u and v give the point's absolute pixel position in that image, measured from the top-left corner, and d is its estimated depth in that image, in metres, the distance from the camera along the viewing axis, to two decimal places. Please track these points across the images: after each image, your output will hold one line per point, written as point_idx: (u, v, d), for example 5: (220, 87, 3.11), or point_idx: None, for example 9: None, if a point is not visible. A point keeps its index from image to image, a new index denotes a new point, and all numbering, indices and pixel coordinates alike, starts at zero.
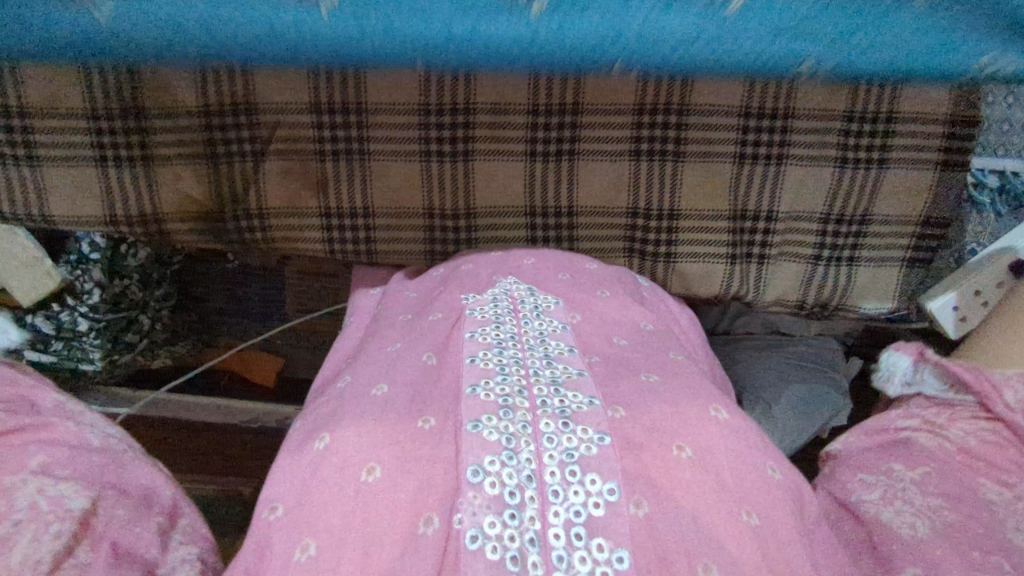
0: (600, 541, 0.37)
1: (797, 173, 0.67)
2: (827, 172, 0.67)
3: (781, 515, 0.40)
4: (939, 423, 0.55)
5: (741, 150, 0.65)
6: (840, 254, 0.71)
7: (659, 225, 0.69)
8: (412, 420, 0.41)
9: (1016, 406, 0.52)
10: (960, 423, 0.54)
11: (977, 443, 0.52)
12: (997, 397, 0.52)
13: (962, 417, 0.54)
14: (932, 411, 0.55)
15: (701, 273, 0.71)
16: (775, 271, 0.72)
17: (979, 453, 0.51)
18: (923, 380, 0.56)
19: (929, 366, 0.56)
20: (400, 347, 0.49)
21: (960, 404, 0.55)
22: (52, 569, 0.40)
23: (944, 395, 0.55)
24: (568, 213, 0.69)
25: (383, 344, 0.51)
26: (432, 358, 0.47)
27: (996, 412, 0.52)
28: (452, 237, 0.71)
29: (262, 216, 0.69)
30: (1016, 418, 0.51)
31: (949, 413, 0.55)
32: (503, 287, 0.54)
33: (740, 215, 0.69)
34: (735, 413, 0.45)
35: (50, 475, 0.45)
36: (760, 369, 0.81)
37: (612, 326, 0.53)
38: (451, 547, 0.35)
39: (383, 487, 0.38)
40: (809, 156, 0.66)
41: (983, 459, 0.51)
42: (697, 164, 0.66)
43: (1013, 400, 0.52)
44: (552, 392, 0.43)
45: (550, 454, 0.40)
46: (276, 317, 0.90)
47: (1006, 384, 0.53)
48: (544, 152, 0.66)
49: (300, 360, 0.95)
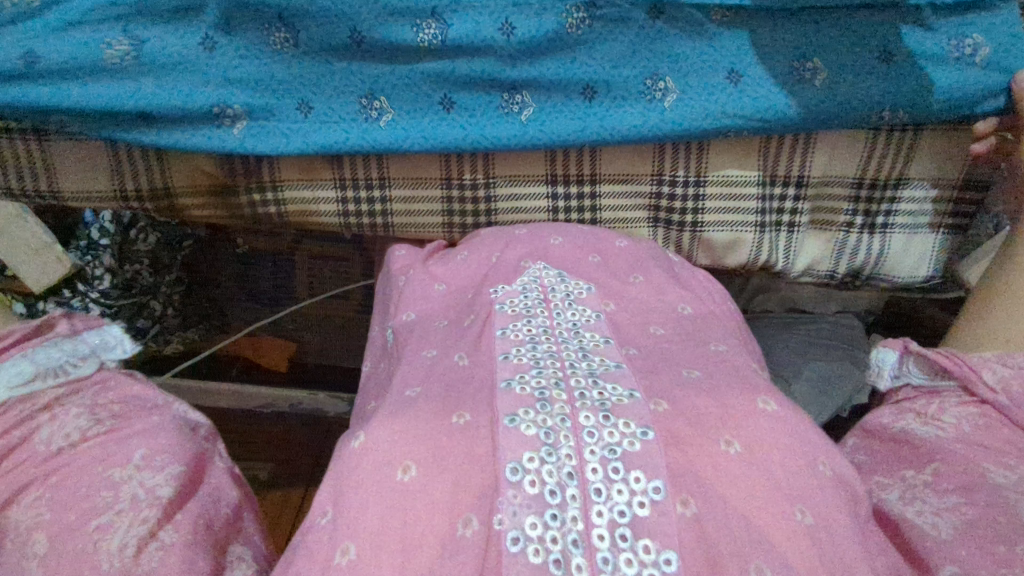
0: (646, 542, 0.35)
1: (828, 143, 0.63)
2: (861, 139, 0.63)
3: (836, 512, 0.38)
4: (929, 412, 0.49)
5: (768, 140, 0.63)
6: (874, 222, 0.66)
7: (686, 192, 0.65)
8: (445, 415, 0.39)
9: (998, 385, 0.47)
10: (952, 410, 0.48)
11: (973, 428, 0.46)
12: (976, 379, 0.48)
13: (951, 403, 0.49)
14: (922, 401, 0.51)
15: (728, 242, 0.67)
16: (804, 241, 0.68)
17: (971, 437, 0.46)
18: (909, 372, 0.53)
19: (913, 357, 0.53)
20: (434, 351, 0.47)
21: (946, 390, 0.50)
22: (137, 553, 0.40)
23: (931, 385, 0.51)
24: (591, 179, 0.66)
25: (419, 349, 0.48)
26: (464, 357, 0.45)
27: (979, 395, 0.48)
28: (470, 208, 0.68)
29: (275, 189, 0.66)
30: (998, 398, 0.47)
31: (937, 402, 0.50)
32: (532, 274, 0.52)
33: (770, 181, 0.65)
34: (783, 404, 0.42)
35: (152, 467, 0.46)
36: (789, 353, 0.77)
37: (648, 315, 0.51)
38: (491, 549, 0.34)
39: (416, 487, 0.35)
40: (840, 138, 0.63)
41: (977, 442, 0.45)
42: (726, 149, 0.64)
43: (992, 381, 0.48)
44: (590, 384, 0.42)
45: (592, 449, 0.38)
46: (285, 300, 0.88)
47: (985, 364, 0.49)
48: (565, 172, 0.66)
49: (312, 342, 0.93)
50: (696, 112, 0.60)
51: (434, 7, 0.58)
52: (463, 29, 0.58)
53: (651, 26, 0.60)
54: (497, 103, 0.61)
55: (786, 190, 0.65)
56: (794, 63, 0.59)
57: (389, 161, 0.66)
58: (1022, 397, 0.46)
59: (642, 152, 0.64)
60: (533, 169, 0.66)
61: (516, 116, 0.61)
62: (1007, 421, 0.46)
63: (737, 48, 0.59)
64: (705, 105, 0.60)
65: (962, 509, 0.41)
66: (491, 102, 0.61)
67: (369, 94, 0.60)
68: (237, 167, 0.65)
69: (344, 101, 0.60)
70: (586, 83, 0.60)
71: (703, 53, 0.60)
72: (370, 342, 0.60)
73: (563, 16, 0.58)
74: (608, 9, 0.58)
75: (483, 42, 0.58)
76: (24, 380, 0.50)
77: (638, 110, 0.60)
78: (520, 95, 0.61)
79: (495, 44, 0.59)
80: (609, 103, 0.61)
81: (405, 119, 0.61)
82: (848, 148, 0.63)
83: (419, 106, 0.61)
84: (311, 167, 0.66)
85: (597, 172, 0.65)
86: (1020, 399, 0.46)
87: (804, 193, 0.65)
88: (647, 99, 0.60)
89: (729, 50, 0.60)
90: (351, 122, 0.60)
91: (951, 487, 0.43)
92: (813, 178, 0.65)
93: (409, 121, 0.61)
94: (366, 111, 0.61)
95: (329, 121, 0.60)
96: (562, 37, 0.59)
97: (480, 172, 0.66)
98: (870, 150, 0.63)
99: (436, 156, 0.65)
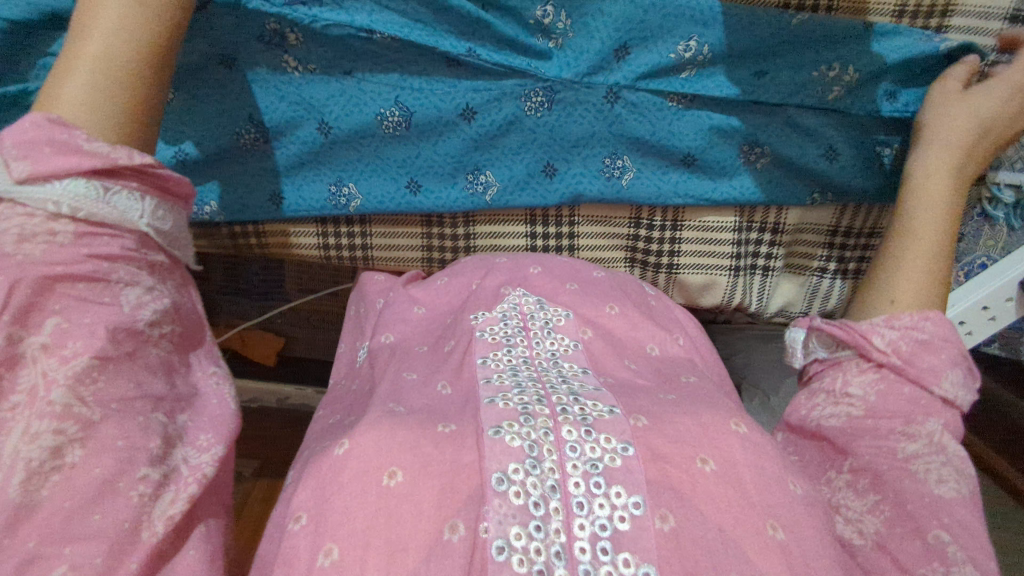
0: (626, 555, 0.36)
1: (797, 214, 0.67)
2: (829, 212, 0.67)
3: (807, 527, 0.38)
4: (837, 389, 0.51)
5: (742, 225, 0.68)
6: (847, 267, 0.70)
7: (661, 235, 0.69)
8: (432, 425, 0.40)
9: (888, 348, 0.50)
10: (855, 381, 0.50)
11: (878, 395, 0.48)
12: (868, 345, 0.50)
13: (852, 375, 0.50)
14: (829, 380, 0.52)
15: (702, 284, 0.71)
16: (779, 283, 0.72)
17: (878, 407, 0.48)
18: (814, 349, 0.55)
19: (818, 334, 0.54)
20: (417, 378, 0.47)
21: (846, 361, 0.52)
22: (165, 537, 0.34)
23: (835, 356, 0.53)
24: (569, 220, 0.69)
25: (401, 372, 0.49)
26: (447, 388, 0.45)
27: (874, 361, 0.50)
28: (449, 245, 0.71)
29: (257, 227, 0.68)
30: (891, 360, 0.49)
31: (840, 376, 0.51)
32: (511, 301, 0.53)
33: (747, 226, 0.68)
34: (753, 427, 0.44)
35: (191, 445, 0.39)
36: (760, 368, 0.78)
37: (623, 349, 0.53)
38: (476, 556, 0.34)
39: (404, 493, 0.36)
40: (807, 221, 0.68)
41: (886, 413, 0.47)
42: (705, 209, 0.67)
43: (882, 344, 0.50)
44: (572, 401, 0.43)
45: (574, 464, 0.39)
46: (275, 295, 0.82)
47: (874, 330, 0.51)
48: (544, 235, 0.70)
49: (301, 338, 0.87)
50: (651, 192, 0.65)
51: (397, 96, 0.61)
52: (426, 114, 0.62)
53: (609, 106, 0.61)
54: (461, 185, 0.65)
55: (760, 235, 0.69)
56: (745, 145, 0.63)
57: (373, 227, 0.69)
58: (913, 355, 0.49)
59: (617, 220, 0.69)
60: (512, 212, 0.68)
61: (480, 195, 0.65)
62: (908, 381, 0.48)
63: (703, 126, 0.62)
64: (666, 184, 0.65)
65: (882, 509, 0.44)
66: (456, 184, 0.65)
67: (339, 181, 0.65)
68: (227, 243, 0.70)
69: (315, 188, 0.65)
70: (547, 160, 0.64)
71: (663, 137, 0.62)
72: (337, 362, 0.63)
73: (522, 102, 0.61)
74: (564, 91, 0.61)
75: (446, 126, 0.62)
76: (141, 204, 0.41)
77: (607, 187, 0.65)
78: (484, 175, 0.65)
79: (457, 128, 0.63)
80: (569, 176, 0.65)
81: (381, 195, 0.65)
82: (815, 229, 0.68)
83: (386, 189, 0.65)
84: (299, 222, 0.68)
85: (575, 217, 0.69)
86: (911, 357, 0.49)
87: (779, 239, 0.69)
88: (606, 177, 0.65)
89: (690, 127, 0.62)
90: (322, 210, 0.65)
91: (867, 484, 0.45)
92: (789, 223, 0.68)
93: (378, 205, 0.65)
94: (336, 197, 0.65)
95: (316, 194, 0.65)
96: (522, 119, 0.62)
97: (459, 216, 0.68)
98: (838, 221, 0.68)
99: (419, 225, 0.69)
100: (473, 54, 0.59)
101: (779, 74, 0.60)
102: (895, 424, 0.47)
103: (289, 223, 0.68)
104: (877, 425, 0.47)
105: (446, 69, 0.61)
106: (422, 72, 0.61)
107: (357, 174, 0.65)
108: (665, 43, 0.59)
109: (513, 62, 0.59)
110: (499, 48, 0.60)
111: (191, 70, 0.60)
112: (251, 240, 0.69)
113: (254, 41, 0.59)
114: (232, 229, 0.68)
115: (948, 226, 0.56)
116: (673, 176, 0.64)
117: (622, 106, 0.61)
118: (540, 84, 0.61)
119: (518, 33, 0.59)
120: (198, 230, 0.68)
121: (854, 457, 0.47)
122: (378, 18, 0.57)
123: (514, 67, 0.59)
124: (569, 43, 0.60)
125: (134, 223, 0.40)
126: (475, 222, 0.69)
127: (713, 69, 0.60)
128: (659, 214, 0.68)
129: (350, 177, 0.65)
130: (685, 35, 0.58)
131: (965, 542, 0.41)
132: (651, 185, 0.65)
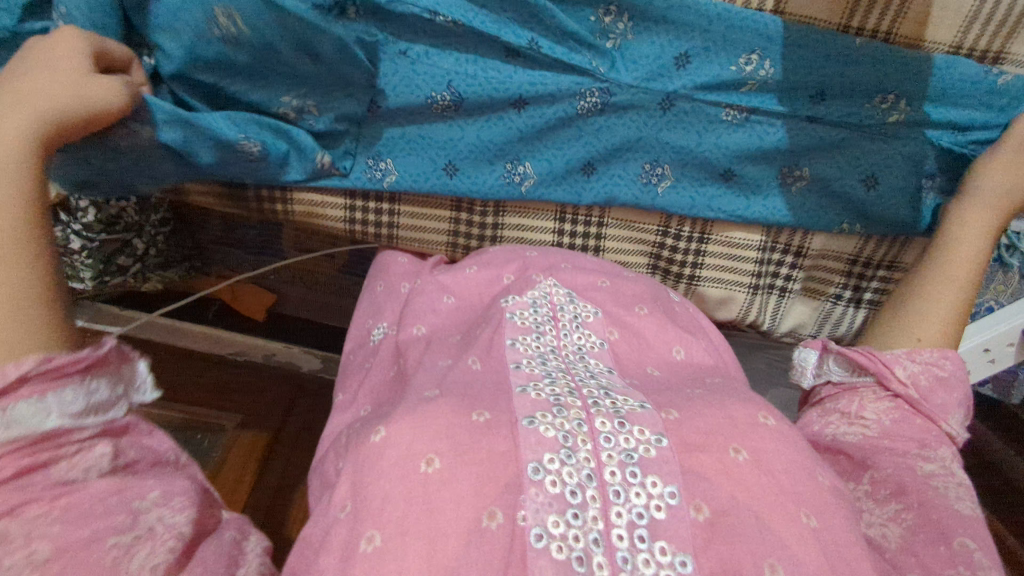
0: (663, 543, 0.36)
1: (822, 240, 0.67)
2: (853, 242, 0.67)
3: (838, 517, 0.38)
4: (852, 410, 0.52)
5: (768, 246, 0.68)
6: (862, 297, 0.71)
7: (686, 247, 0.69)
8: (466, 413, 0.40)
9: (908, 380, 0.52)
10: (870, 406, 0.52)
11: (892, 421, 0.50)
12: (890, 374, 0.52)
13: (868, 399, 0.52)
14: (844, 400, 0.53)
15: (722, 297, 0.72)
16: (794, 304, 0.73)
17: (893, 432, 0.50)
18: (829, 370, 0.55)
19: (833, 355, 0.55)
20: (450, 363, 0.48)
21: (862, 386, 0.53)
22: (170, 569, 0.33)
23: (849, 381, 0.54)
24: (598, 220, 0.69)
25: (436, 360, 0.50)
26: (477, 363, 0.46)
27: (892, 390, 0.52)
28: (476, 233, 0.71)
29: (285, 199, 0.68)
30: (910, 392, 0.51)
31: (856, 399, 0.52)
32: (542, 290, 0.53)
33: (771, 246, 0.68)
34: (780, 420, 0.44)
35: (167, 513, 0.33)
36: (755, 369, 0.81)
37: (649, 350, 0.53)
38: (517, 544, 0.35)
39: (443, 479, 0.36)
40: (830, 248, 0.68)
41: (900, 436, 0.49)
42: (730, 225, 0.67)
43: (904, 375, 0.52)
44: (603, 395, 0.43)
45: (609, 454, 0.39)
46: (268, 252, 0.78)
47: (897, 360, 0.52)
48: (570, 232, 0.70)
49: (291, 296, 0.85)
50: (685, 202, 0.65)
51: (450, 79, 0.61)
52: (478, 100, 0.61)
53: (661, 114, 0.62)
54: (499, 173, 0.65)
55: (784, 256, 0.69)
56: (784, 167, 0.63)
57: (403, 208, 0.70)
58: (928, 390, 0.51)
59: (645, 230, 0.69)
60: (540, 206, 0.69)
61: (517, 186, 0.65)
62: (918, 414, 0.51)
63: (753, 139, 0.62)
64: (700, 197, 0.65)
65: (903, 517, 0.44)
66: (494, 171, 0.65)
67: (376, 156, 0.65)
68: (250, 206, 0.69)
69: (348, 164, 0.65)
70: (588, 159, 0.64)
71: (708, 149, 0.62)
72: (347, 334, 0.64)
73: (576, 100, 0.61)
74: (620, 95, 0.61)
75: (495, 114, 0.63)
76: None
77: (643, 194, 0.65)
78: (522, 166, 0.65)
79: (506, 117, 0.63)
80: (607, 177, 0.65)
81: (416, 180, 0.65)
82: (836, 257, 0.68)
83: (422, 170, 0.65)
84: (326, 194, 0.67)
85: (604, 219, 0.69)
86: (927, 392, 0.51)
87: (801, 261, 0.69)
88: (643, 183, 0.65)
89: (738, 143, 0.62)
90: (358, 181, 0.66)
91: (887, 494, 0.46)
92: (813, 247, 0.68)
93: (411, 181, 0.65)
94: (372, 171, 0.65)
95: (354, 173, 0.65)
96: (574, 118, 0.62)
97: (489, 205, 0.69)
98: (861, 250, 0.68)
99: (447, 210, 0.70)
100: (534, 46, 0.59)
101: (835, 99, 0.60)
102: (910, 446, 0.49)
103: (316, 194, 0.67)
104: (892, 445, 0.49)
105: (504, 58, 0.61)
106: (477, 58, 0.61)
107: (393, 154, 0.65)
108: (730, 55, 0.58)
109: (573, 57, 0.59)
110: (560, 40, 0.59)
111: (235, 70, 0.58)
112: (274, 205, 0.69)
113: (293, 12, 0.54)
114: (255, 194, 0.68)
115: (971, 280, 0.59)
116: (709, 189, 0.65)
117: (673, 115, 0.61)
118: (598, 84, 0.60)
119: (578, 26, 0.58)
120: (221, 189, 0.68)
121: (872, 469, 0.48)
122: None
123: (573, 64, 0.59)
124: (626, 45, 0.59)
125: (47, 425, 0.36)
126: (504, 212, 0.69)
127: (767, 91, 0.60)
128: (686, 228, 0.68)
129: (390, 157, 0.65)
130: (750, 48, 0.58)
131: (986, 551, 0.41)
132: (686, 198, 0.65)
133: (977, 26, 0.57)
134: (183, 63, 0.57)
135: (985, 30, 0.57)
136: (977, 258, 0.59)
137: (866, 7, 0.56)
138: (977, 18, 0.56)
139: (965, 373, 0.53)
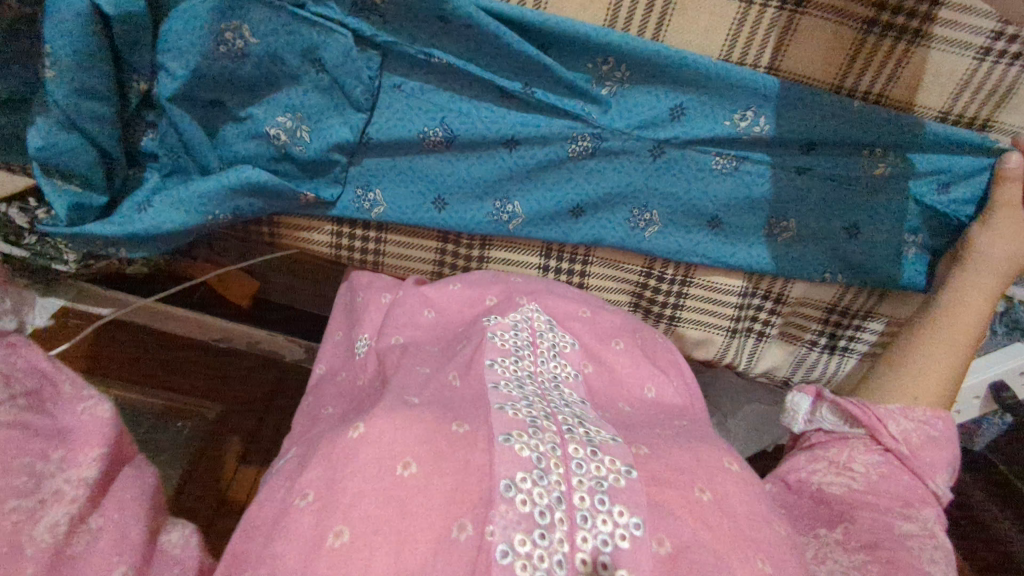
0: (623, 573, 0.36)
1: (801, 289, 0.70)
2: (830, 291, 0.70)
3: (791, 568, 0.40)
4: (840, 461, 0.56)
5: (749, 291, 0.71)
6: (836, 344, 0.73)
7: (669, 288, 0.71)
8: (446, 423, 0.41)
9: (900, 436, 0.55)
10: (859, 458, 0.55)
11: (878, 476, 0.53)
12: (881, 428, 0.55)
13: (858, 451, 0.55)
14: (834, 449, 0.57)
15: (699, 339, 0.74)
16: (770, 348, 0.75)
17: (877, 487, 0.53)
18: (821, 417, 0.58)
19: (827, 404, 0.58)
20: (429, 372, 0.50)
21: (854, 438, 0.56)
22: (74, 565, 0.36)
23: (842, 430, 0.57)
24: (583, 259, 0.71)
25: (417, 366, 0.51)
26: (457, 378, 0.48)
27: (883, 444, 0.55)
28: (461, 264, 0.72)
29: (272, 221, 0.70)
30: (900, 448, 0.54)
31: (846, 450, 0.56)
32: (523, 314, 0.55)
33: (751, 291, 0.71)
34: (744, 468, 0.45)
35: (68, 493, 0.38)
36: (731, 390, 0.82)
37: (619, 388, 0.55)
38: (482, 558, 0.35)
39: (417, 483, 0.37)
40: (807, 298, 0.71)
41: (866, 502, 0.52)
42: (714, 271, 0.70)
43: (896, 431, 0.55)
44: (577, 422, 0.44)
45: (580, 480, 0.40)
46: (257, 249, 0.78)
47: (891, 416, 0.55)
48: (556, 268, 0.72)
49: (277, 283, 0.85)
50: (671, 246, 0.68)
51: (444, 117, 0.63)
52: (470, 138, 0.64)
53: (652, 161, 0.64)
54: (487, 210, 0.67)
55: (764, 302, 0.71)
56: (770, 218, 0.66)
57: (389, 235, 0.70)
58: (919, 447, 0.55)
59: (629, 269, 0.71)
60: (528, 241, 0.70)
61: (505, 224, 0.67)
62: (907, 471, 0.54)
63: (739, 188, 0.65)
64: (683, 240, 0.68)
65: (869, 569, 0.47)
66: (483, 208, 0.67)
67: (366, 186, 0.66)
68: (241, 226, 0.71)
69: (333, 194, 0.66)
70: (576, 203, 0.66)
71: (694, 197, 0.65)
72: (322, 348, 0.65)
73: (568, 144, 0.64)
74: (611, 140, 0.64)
75: (486, 153, 0.65)
76: None
77: (629, 238, 0.67)
78: (512, 205, 0.67)
79: (498, 156, 0.65)
80: (595, 220, 0.67)
81: (408, 215, 0.67)
82: (813, 305, 0.71)
83: (411, 203, 0.67)
84: (315, 218, 0.69)
85: (590, 256, 0.71)
86: (916, 450, 0.55)
87: (779, 309, 0.72)
88: (631, 227, 0.67)
89: (725, 192, 0.65)
90: (345, 213, 0.67)
91: (856, 545, 0.49)
92: (792, 294, 0.71)
93: (399, 215, 0.67)
94: (359, 202, 0.67)
95: (346, 204, 0.67)
96: (563, 160, 0.65)
97: (477, 239, 0.70)
98: (836, 301, 0.70)
99: (434, 242, 0.71)
100: (528, 91, 0.62)
101: (826, 149, 0.63)
102: (895, 504, 0.51)
103: (304, 217, 0.69)
104: (876, 501, 0.52)
105: (500, 102, 0.63)
106: (473, 98, 0.63)
107: (385, 185, 0.67)
108: (724, 111, 0.62)
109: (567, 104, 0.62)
110: (554, 87, 0.62)
111: (238, 87, 0.62)
112: (264, 225, 0.70)
113: (304, 26, 0.58)
114: (250, 224, 0.70)
115: (967, 346, 0.63)
116: (693, 233, 0.67)
117: (663, 161, 0.64)
118: (590, 129, 0.63)
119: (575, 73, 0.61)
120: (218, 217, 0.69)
121: (849, 521, 0.51)
122: (440, 41, 0.61)
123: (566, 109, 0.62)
124: (624, 94, 0.62)
125: None
126: (491, 247, 0.71)
127: (759, 146, 0.64)
128: (669, 271, 0.71)
129: (392, 196, 0.67)
130: (745, 104, 0.61)
131: None
132: (671, 243, 0.68)
133: (967, 94, 0.60)
134: (183, 83, 0.60)
135: (975, 97, 0.60)
136: (972, 327, 0.63)
137: (859, 71, 0.60)
138: (967, 85, 0.60)
139: (954, 434, 0.56)
